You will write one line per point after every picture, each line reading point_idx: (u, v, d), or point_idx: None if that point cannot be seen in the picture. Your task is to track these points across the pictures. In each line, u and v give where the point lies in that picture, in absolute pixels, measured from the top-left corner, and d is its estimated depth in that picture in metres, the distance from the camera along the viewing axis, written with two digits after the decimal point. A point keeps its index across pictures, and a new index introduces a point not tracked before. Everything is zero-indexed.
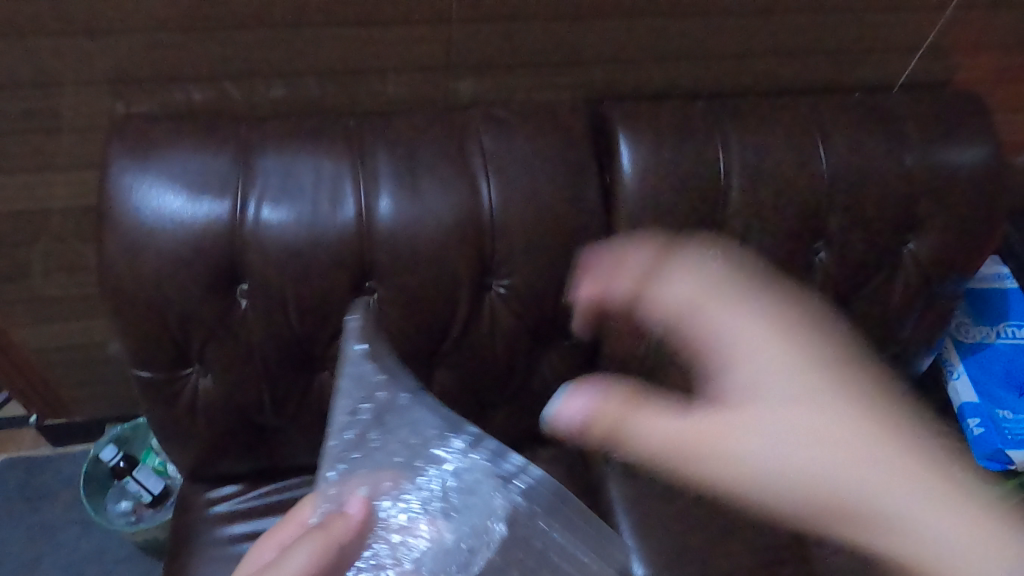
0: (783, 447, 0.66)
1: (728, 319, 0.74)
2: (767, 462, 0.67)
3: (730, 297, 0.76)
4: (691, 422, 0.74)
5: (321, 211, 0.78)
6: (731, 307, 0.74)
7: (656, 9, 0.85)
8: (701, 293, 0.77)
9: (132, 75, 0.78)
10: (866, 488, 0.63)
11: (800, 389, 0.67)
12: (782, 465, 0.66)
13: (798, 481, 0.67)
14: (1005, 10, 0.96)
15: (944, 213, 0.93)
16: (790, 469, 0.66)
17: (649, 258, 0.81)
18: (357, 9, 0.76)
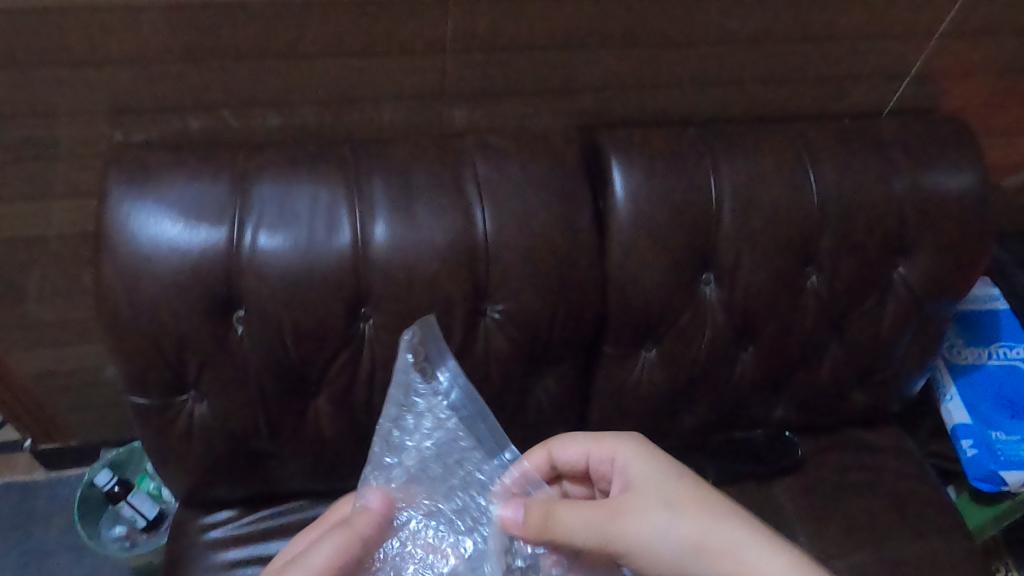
0: (678, 529, 0.61)
1: (600, 453, 0.71)
2: (668, 538, 0.61)
3: (599, 438, 0.71)
4: (593, 504, 0.64)
5: (313, 235, 0.78)
6: (586, 446, 0.72)
7: (647, 39, 0.86)
8: (584, 442, 0.72)
9: (130, 105, 0.79)
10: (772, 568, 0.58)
11: (665, 493, 0.63)
12: (680, 536, 0.61)
13: (701, 566, 0.60)
14: (988, 39, 0.98)
15: (934, 237, 0.95)
16: (696, 543, 0.60)
17: (548, 447, 0.73)
18: (353, 40, 0.77)
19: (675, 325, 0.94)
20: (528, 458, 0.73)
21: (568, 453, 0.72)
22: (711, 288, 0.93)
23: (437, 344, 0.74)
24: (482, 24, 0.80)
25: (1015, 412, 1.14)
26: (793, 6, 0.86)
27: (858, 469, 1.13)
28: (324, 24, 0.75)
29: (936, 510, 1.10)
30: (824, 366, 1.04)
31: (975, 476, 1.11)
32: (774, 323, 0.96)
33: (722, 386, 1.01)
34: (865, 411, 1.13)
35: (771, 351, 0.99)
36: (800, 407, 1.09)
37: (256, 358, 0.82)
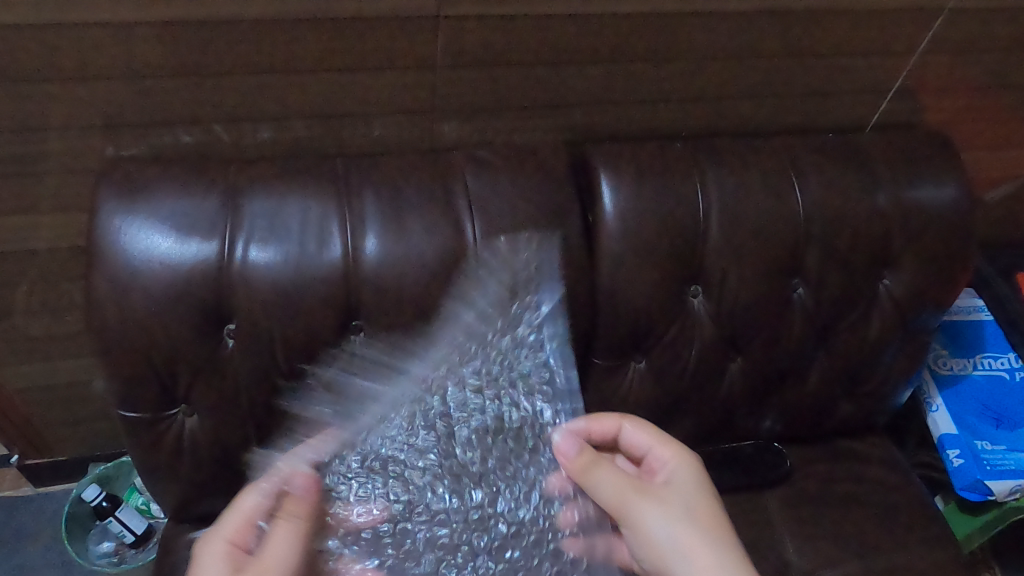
0: (675, 531, 0.69)
1: (659, 452, 0.77)
2: (664, 534, 0.69)
3: (664, 442, 0.78)
4: (626, 476, 0.73)
5: (333, 248, 0.80)
6: (652, 441, 0.78)
7: (634, 55, 0.88)
8: (652, 436, 0.78)
9: (122, 120, 0.79)
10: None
11: (687, 508, 0.71)
12: (675, 537, 0.69)
13: (681, 566, 0.68)
14: (969, 55, 1.00)
15: (917, 250, 0.96)
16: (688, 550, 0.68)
17: (622, 420, 0.80)
18: (344, 56, 0.78)
19: (664, 338, 0.95)
20: (601, 421, 0.80)
21: (632, 437, 0.79)
22: (698, 300, 0.94)
23: (550, 283, 0.85)
24: (472, 40, 0.81)
25: (1000, 422, 1.15)
26: (777, 23, 0.88)
27: (847, 480, 1.14)
28: (315, 40, 0.76)
29: (925, 520, 1.11)
30: (811, 378, 1.05)
31: (962, 486, 1.12)
32: (761, 335, 0.97)
33: (712, 398, 1.02)
34: (852, 422, 1.14)
35: (759, 363, 1.00)
36: (788, 418, 1.10)
37: (247, 371, 0.82)
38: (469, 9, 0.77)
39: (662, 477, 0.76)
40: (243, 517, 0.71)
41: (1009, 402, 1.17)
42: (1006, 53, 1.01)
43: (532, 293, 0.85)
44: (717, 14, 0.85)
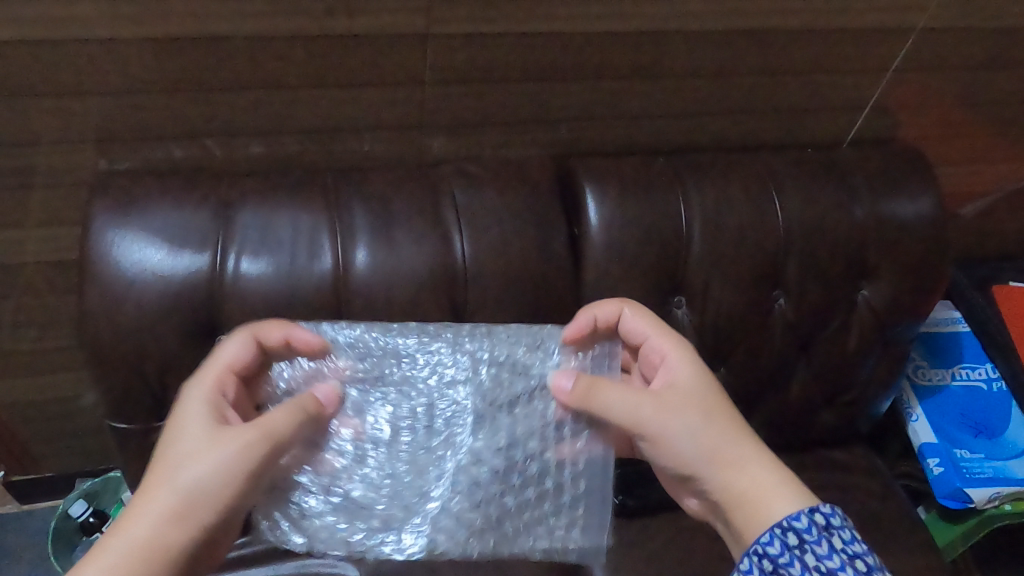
0: (699, 437, 0.70)
1: (656, 343, 0.78)
2: (689, 441, 0.70)
3: (662, 333, 0.78)
4: (636, 393, 0.72)
5: (379, 210, 0.84)
6: (650, 329, 0.79)
7: (617, 72, 0.90)
8: (651, 325, 0.79)
9: (116, 135, 0.81)
10: (766, 487, 0.68)
11: (701, 404, 0.71)
12: (700, 444, 0.70)
13: (708, 468, 0.69)
14: (941, 73, 1.03)
15: (895, 261, 0.98)
16: (717, 451, 0.69)
17: (622, 305, 0.81)
18: (335, 71, 0.80)
19: None
20: (603, 304, 0.81)
21: (631, 325, 0.80)
22: (683, 310, 0.96)
23: (604, 211, 0.89)
24: (459, 57, 0.83)
25: (978, 431, 1.18)
26: (755, 42, 0.91)
27: (830, 490, 1.15)
28: (307, 57, 0.78)
29: (907, 527, 1.13)
30: (794, 388, 1.07)
31: (942, 494, 1.14)
32: (744, 345, 0.99)
33: None
34: (834, 431, 1.16)
35: (743, 373, 1.02)
36: (771, 427, 1.12)
37: None
38: (456, 27, 0.80)
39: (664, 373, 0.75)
40: (222, 364, 0.71)
41: (989, 413, 1.19)
42: (978, 71, 1.05)
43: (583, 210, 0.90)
44: (697, 32, 0.88)
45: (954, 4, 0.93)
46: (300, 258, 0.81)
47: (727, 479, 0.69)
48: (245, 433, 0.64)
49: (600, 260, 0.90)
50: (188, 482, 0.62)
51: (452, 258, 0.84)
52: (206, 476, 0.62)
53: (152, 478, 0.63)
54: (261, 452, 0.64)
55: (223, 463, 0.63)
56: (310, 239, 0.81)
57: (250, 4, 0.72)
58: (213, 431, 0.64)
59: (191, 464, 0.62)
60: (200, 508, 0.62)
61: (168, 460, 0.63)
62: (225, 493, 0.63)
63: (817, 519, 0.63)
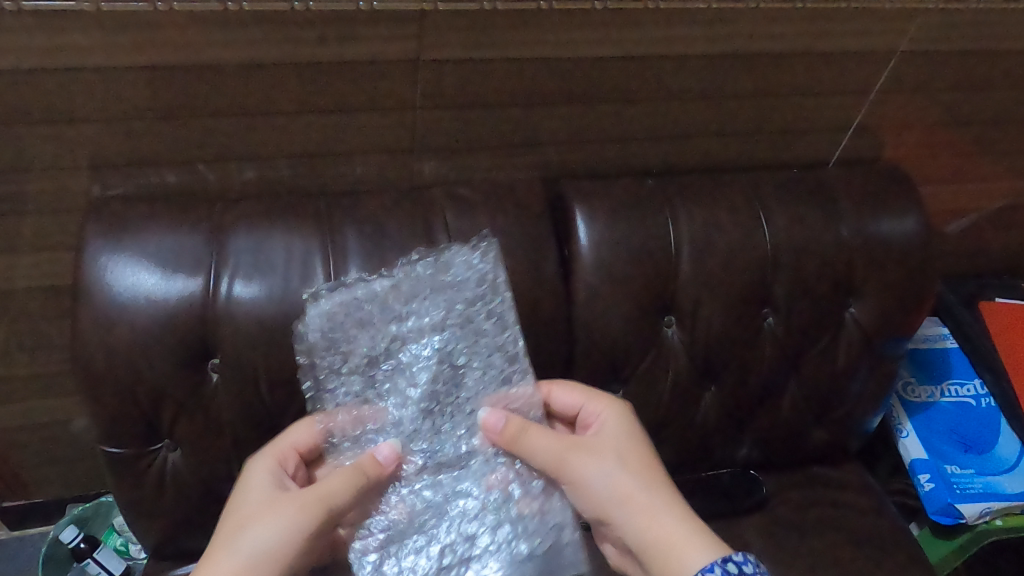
0: (614, 479, 0.75)
1: (593, 408, 0.83)
2: (605, 485, 0.75)
3: (592, 396, 0.84)
4: (560, 437, 0.77)
5: (371, 231, 0.85)
6: (582, 400, 0.84)
7: (605, 96, 0.92)
8: (582, 395, 0.84)
9: (110, 161, 0.82)
10: (676, 534, 0.72)
11: (621, 454, 0.77)
12: (614, 487, 0.75)
13: (621, 511, 0.74)
14: (923, 94, 1.05)
15: (881, 280, 1.00)
16: (630, 494, 0.75)
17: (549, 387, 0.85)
18: (329, 97, 0.81)
19: (640, 368, 0.97)
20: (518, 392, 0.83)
21: (561, 397, 0.85)
22: (672, 330, 0.97)
23: (595, 233, 0.90)
24: (450, 82, 0.84)
25: (968, 447, 1.19)
26: (740, 65, 0.93)
27: (823, 507, 1.15)
28: (300, 83, 0.79)
29: (899, 543, 1.13)
30: (784, 405, 1.08)
31: (933, 510, 1.14)
32: (734, 364, 1.00)
33: (689, 426, 1.05)
34: (825, 449, 1.17)
35: (734, 391, 1.03)
36: (763, 445, 1.12)
37: (229, 405, 0.84)
38: (447, 53, 0.81)
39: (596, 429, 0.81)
40: (287, 444, 0.79)
41: (978, 428, 1.20)
42: (959, 92, 1.07)
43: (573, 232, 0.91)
44: (682, 57, 0.90)
45: (933, 28, 0.95)
46: (293, 281, 0.81)
47: (641, 525, 0.73)
48: (305, 499, 0.70)
49: (590, 281, 0.91)
50: (253, 543, 0.67)
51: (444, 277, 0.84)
52: (272, 540, 0.68)
53: (222, 540, 0.69)
54: (318, 513, 0.69)
55: (285, 530, 0.68)
56: (304, 262, 0.82)
57: (243, 33, 0.73)
58: (279, 497, 0.70)
59: (258, 528, 0.68)
60: (266, 568, 0.67)
61: (236, 526, 0.69)
62: (285, 556, 0.68)
63: (730, 568, 0.67)
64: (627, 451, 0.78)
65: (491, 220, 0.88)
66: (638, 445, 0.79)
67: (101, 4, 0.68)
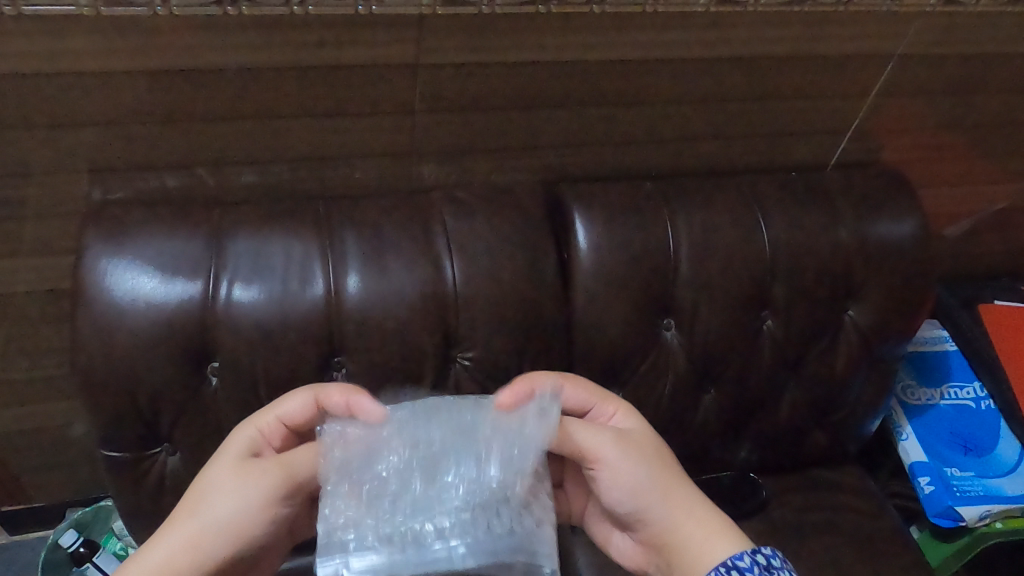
0: (650, 473, 0.73)
1: (604, 408, 0.79)
2: (639, 476, 0.72)
3: (601, 395, 0.80)
4: (594, 428, 0.74)
5: (371, 234, 0.85)
6: (592, 396, 0.80)
7: (604, 99, 0.92)
8: (592, 389, 0.80)
9: (110, 165, 0.82)
10: (709, 526, 0.71)
11: (652, 449, 0.75)
12: (652, 479, 0.73)
13: (658, 503, 0.73)
14: (921, 98, 1.06)
15: (880, 282, 1.00)
16: (665, 485, 0.73)
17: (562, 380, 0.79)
18: (328, 101, 0.82)
19: (639, 371, 0.97)
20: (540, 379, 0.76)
21: (572, 394, 0.79)
22: (672, 333, 0.97)
23: (593, 236, 0.91)
24: (449, 86, 0.84)
25: (968, 449, 1.19)
26: (738, 69, 0.93)
27: (823, 510, 1.15)
28: (299, 88, 0.79)
29: (899, 546, 1.13)
30: (784, 408, 1.08)
31: (933, 513, 1.14)
32: (733, 367, 1.00)
33: (688, 428, 1.05)
34: (825, 451, 1.17)
35: (733, 394, 1.03)
36: (763, 447, 1.12)
37: (229, 409, 0.84)
38: (446, 57, 0.81)
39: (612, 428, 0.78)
40: (271, 413, 0.75)
41: (978, 430, 1.20)
42: (957, 95, 1.07)
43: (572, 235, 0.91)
44: (681, 61, 0.90)
45: (931, 31, 0.96)
46: (293, 284, 0.81)
47: (675, 516, 0.72)
48: (271, 474, 0.70)
49: (589, 284, 0.91)
50: (215, 513, 0.67)
51: (443, 281, 0.85)
52: (233, 511, 0.67)
53: (183, 507, 0.68)
54: (280, 485, 0.70)
55: (250, 503, 0.68)
56: (308, 267, 0.82)
57: (243, 37, 0.74)
58: (245, 463, 0.70)
59: (218, 495, 0.68)
60: (223, 541, 0.67)
61: (200, 491, 0.69)
62: (244, 529, 0.68)
63: (759, 558, 0.67)
64: (651, 444, 0.76)
65: (490, 223, 0.88)
66: (657, 439, 0.77)
67: (101, 9, 0.68)
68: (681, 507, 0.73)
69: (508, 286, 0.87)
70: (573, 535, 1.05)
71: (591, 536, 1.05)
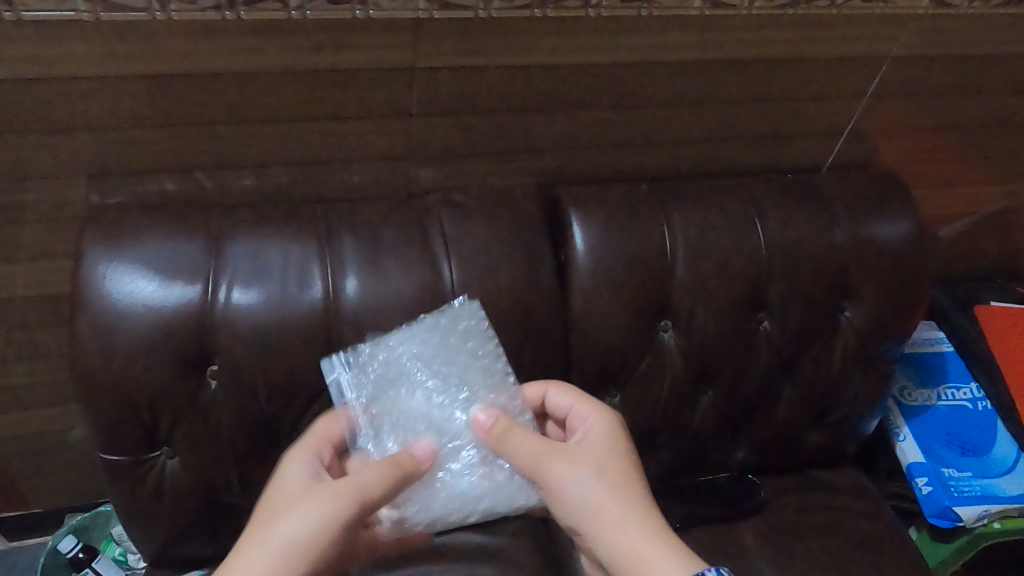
0: (588, 490, 0.71)
1: (579, 412, 0.80)
2: (577, 494, 0.71)
3: (582, 403, 0.81)
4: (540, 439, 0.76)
5: (371, 237, 0.85)
6: (572, 402, 0.82)
7: (599, 101, 0.92)
8: (574, 396, 0.82)
9: (108, 170, 0.82)
10: (649, 551, 0.67)
11: (600, 462, 0.73)
12: (588, 500, 0.71)
13: (596, 524, 0.70)
14: (915, 99, 1.06)
15: (876, 283, 1.00)
16: (600, 505, 0.70)
17: (545, 387, 0.85)
18: (325, 105, 0.82)
19: (637, 372, 0.98)
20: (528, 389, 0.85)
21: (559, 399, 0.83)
22: (668, 334, 0.97)
23: (589, 239, 0.91)
24: (445, 90, 0.85)
25: (965, 450, 1.19)
26: (733, 71, 0.94)
27: (821, 511, 1.15)
28: (296, 91, 0.80)
29: (897, 547, 1.13)
30: (781, 409, 1.08)
31: (931, 513, 1.14)
32: (730, 368, 1.01)
33: (686, 430, 1.05)
34: (822, 452, 1.17)
35: (730, 395, 1.03)
36: (760, 448, 1.12)
37: (228, 412, 0.84)
38: (442, 60, 0.82)
39: (582, 432, 0.78)
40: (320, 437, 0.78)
41: (975, 432, 1.20)
42: (950, 97, 1.08)
43: (569, 238, 0.92)
44: (675, 64, 0.90)
45: (923, 34, 0.96)
46: (292, 287, 0.82)
47: (616, 536, 0.69)
48: (346, 492, 0.68)
49: (586, 286, 0.91)
50: (286, 533, 0.65)
51: (442, 282, 0.86)
52: (304, 531, 0.65)
53: (252, 531, 0.66)
54: (351, 502, 0.67)
55: (324, 521, 0.66)
56: (309, 272, 0.83)
57: (240, 41, 0.74)
58: (312, 488, 0.69)
59: (291, 517, 0.66)
60: (295, 562, 0.64)
61: (268, 516, 0.67)
62: (319, 548, 0.65)
63: None
64: (609, 459, 0.73)
65: (486, 225, 0.89)
66: (623, 452, 0.74)
67: (100, 14, 0.69)
68: (628, 525, 0.69)
69: (505, 287, 0.87)
70: (571, 537, 1.05)
71: None
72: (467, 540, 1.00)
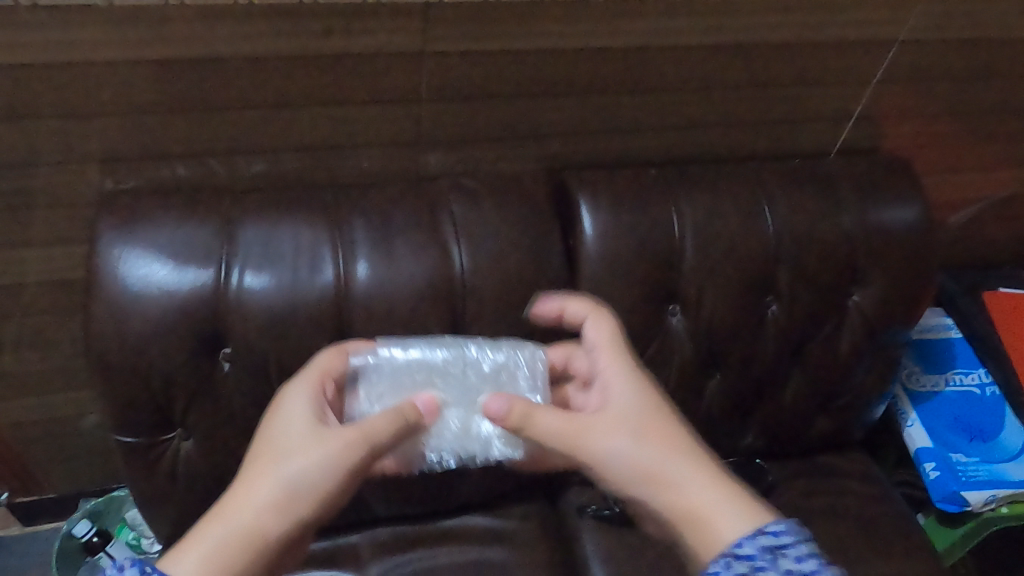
0: (634, 459, 0.68)
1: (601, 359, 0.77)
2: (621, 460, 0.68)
3: (611, 351, 0.77)
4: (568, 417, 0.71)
5: (387, 222, 0.86)
6: (600, 343, 0.78)
7: (608, 86, 0.93)
8: (600, 335, 0.78)
9: (122, 155, 0.83)
10: (713, 507, 0.65)
11: (633, 424, 0.70)
12: (633, 464, 0.68)
13: (644, 489, 0.68)
14: (924, 85, 1.06)
15: (883, 268, 1.01)
16: (647, 473, 0.67)
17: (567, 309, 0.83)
18: (335, 90, 0.83)
19: (645, 356, 0.98)
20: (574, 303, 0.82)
21: (588, 334, 0.79)
22: (677, 318, 0.98)
23: (599, 223, 0.92)
24: (454, 75, 0.85)
25: (973, 435, 1.19)
26: (742, 55, 0.94)
27: (829, 495, 1.16)
28: (307, 77, 0.80)
29: (904, 531, 1.13)
30: (789, 393, 1.09)
31: (938, 498, 1.14)
32: (738, 352, 1.01)
33: (694, 414, 1.06)
34: (830, 437, 1.18)
35: (738, 378, 1.04)
36: (767, 433, 1.13)
37: (240, 395, 0.85)
38: (452, 45, 0.82)
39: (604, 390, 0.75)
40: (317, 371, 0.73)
41: (983, 415, 1.20)
42: (959, 82, 1.08)
43: (577, 222, 0.92)
44: (684, 49, 0.91)
45: (932, 17, 0.96)
46: (304, 272, 0.82)
47: (670, 500, 0.67)
48: (353, 447, 0.66)
49: (595, 271, 0.92)
50: (289, 473, 0.64)
51: (452, 266, 0.86)
52: (308, 475, 0.65)
53: (256, 466, 0.66)
54: (360, 452, 0.66)
55: (326, 463, 0.65)
56: (323, 266, 0.83)
57: (252, 26, 0.75)
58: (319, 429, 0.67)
59: (298, 459, 0.65)
60: (283, 509, 0.63)
61: (274, 453, 0.66)
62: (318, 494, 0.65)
63: (766, 541, 0.61)
64: (645, 417, 0.71)
65: (496, 209, 0.89)
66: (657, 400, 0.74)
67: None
68: (680, 486, 0.67)
69: (515, 271, 0.88)
70: (579, 520, 1.05)
71: (597, 522, 1.04)
72: (477, 523, 1.01)
